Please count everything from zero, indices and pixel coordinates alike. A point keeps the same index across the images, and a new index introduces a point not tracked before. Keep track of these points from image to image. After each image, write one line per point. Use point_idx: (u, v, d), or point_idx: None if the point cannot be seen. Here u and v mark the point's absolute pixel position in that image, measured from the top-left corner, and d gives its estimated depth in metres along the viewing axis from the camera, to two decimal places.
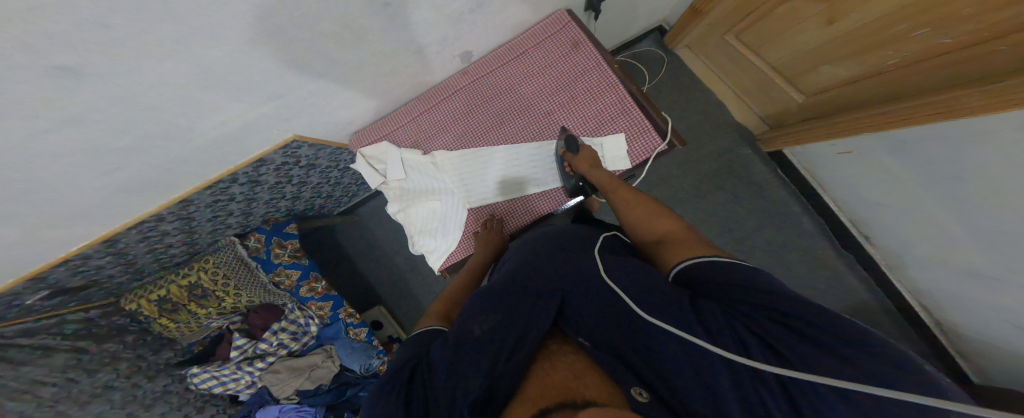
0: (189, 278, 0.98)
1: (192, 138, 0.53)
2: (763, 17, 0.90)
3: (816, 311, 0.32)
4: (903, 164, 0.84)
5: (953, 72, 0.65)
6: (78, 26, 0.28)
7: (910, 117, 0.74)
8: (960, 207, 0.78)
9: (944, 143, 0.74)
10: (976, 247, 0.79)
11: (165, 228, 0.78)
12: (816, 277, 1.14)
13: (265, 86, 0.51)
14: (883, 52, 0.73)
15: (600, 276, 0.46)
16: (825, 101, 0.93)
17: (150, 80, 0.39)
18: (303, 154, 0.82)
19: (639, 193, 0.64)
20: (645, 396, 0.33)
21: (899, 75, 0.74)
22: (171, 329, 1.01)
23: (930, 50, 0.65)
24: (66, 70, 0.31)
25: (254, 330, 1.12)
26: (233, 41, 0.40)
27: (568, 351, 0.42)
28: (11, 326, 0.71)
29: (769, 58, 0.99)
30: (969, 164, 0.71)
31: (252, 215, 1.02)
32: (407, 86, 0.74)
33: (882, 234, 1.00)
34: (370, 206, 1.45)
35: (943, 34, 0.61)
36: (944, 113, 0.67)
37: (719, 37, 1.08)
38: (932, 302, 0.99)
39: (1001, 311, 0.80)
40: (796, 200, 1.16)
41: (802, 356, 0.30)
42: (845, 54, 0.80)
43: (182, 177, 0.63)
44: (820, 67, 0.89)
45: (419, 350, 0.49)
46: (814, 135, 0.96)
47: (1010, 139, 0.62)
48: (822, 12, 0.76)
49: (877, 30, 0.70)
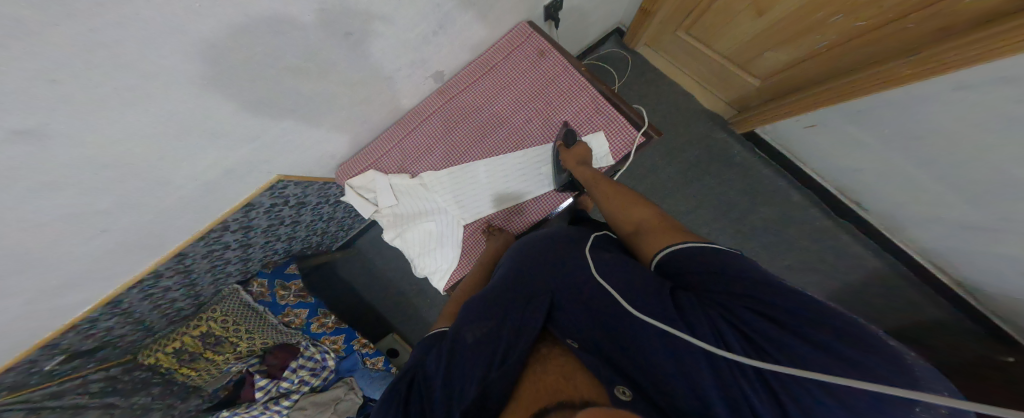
0: (201, 328, 0.98)
1: (173, 189, 0.53)
2: (704, 12, 0.94)
3: (787, 295, 0.33)
4: (863, 131, 0.85)
5: (876, 49, 0.70)
6: (20, 95, 0.27)
7: (845, 92, 0.78)
8: (929, 163, 0.79)
9: (888, 104, 0.76)
10: (956, 197, 0.80)
11: (165, 284, 0.78)
12: (818, 241, 1.14)
13: (236, 130, 0.51)
14: (811, 36, 0.78)
15: (592, 276, 0.47)
16: (777, 84, 0.96)
17: (113, 138, 0.38)
18: (291, 193, 0.82)
19: (625, 188, 0.63)
20: (628, 394, 0.32)
21: (830, 56, 0.78)
22: (193, 377, 1.01)
23: (850, 31, 0.71)
24: (27, 133, 0.31)
25: (273, 369, 1.10)
26: (188, 89, 0.40)
27: (558, 354, 0.41)
28: (42, 389, 0.67)
29: (720, 49, 1.02)
30: (927, 121, 0.73)
31: (251, 261, 1.02)
32: (384, 112, 0.75)
33: (867, 196, 1.01)
34: (366, 236, 1.45)
35: (853, 18, 0.68)
36: (874, 84, 0.71)
37: (671, 34, 1.11)
38: (932, 251, 0.99)
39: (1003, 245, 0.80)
40: (780, 175, 1.17)
41: (779, 347, 0.30)
42: (781, 40, 0.84)
43: (171, 231, 0.63)
44: (764, 54, 0.92)
45: (416, 356, 0.49)
46: (772, 115, 0.99)
47: (947, 95, 0.66)
48: (751, 5, 0.81)
49: (800, 18, 0.76)
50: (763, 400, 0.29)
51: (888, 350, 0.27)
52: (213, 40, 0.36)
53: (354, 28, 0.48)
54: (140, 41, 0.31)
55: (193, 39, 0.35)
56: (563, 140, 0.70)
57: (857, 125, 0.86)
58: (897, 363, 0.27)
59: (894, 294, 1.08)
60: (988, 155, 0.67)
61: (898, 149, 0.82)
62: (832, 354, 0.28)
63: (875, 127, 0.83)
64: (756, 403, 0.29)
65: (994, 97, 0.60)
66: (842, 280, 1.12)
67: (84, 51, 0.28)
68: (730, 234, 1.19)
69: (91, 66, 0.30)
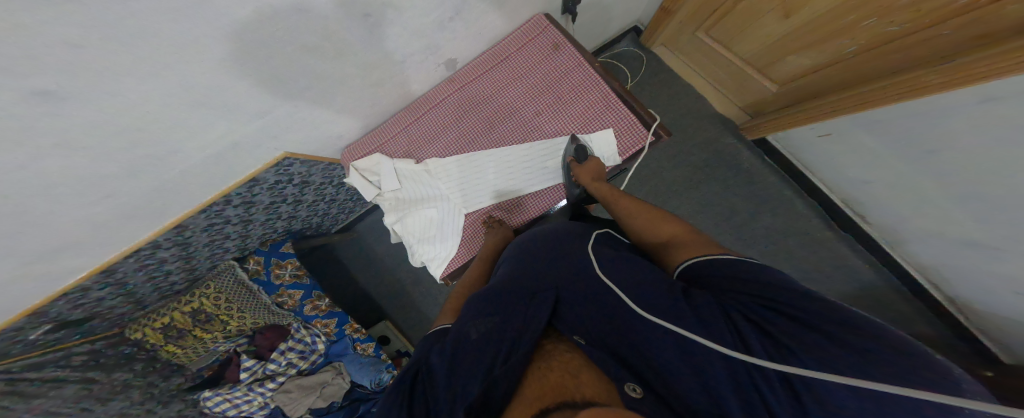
0: (191, 304, 0.97)
1: (181, 159, 0.53)
2: (726, 14, 0.94)
3: (806, 299, 0.33)
4: (879, 141, 0.85)
5: (910, 55, 0.69)
6: (48, 46, 0.27)
7: (874, 100, 0.77)
8: (943, 177, 0.79)
9: (922, 124, 0.75)
10: (967, 218, 0.80)
11: (162, 255, 0.78)
12: (817, 259, 1.15)
13: (247, 104, 0.51)
14: (838, 40, 0.77)
15: (596, 273, 0.48)
16: (799, 89, 0.95)
17: (135, 95, 0.38)
18: (296, 171, 0.82)
19: (641, 201, 0.64)
20: (639, 392, 0.32)
21: (857, 61, 0.78)
22: (177, 354, 1.00)
23: (880, 37, 0.70)
24: (43, 95, 0.31)
25: (261, 351, 1.11)
26: (214, 55, 0.39)
27: (563, 350, 0.41)
28: (23, 360, 0.68)
29: (740, 51, 1.02)
30: (945, 136, 0.73)
31: (249, 237, 1.02)
32: (395, 96, 0.75)
33: (874, 211, 1.01)
34: (366, 222, 1.45)
35: (885, 23, 0.67)
36: (903, 91, 0.71)
37: (690, 34, 1.11)
38: (935, 273, 0.99)
39: (1007, 277, 0.80)
40: (787, 188, 1.17)
41: (800, 347, 0.30)
42: (806, 44, 0.84)
43: (175, 201, 0.63)
44: (787, 58, 0.91)
45: (421, 351, 0.49)
46: (791, 122, 0.98)
47: (974, 106, 0.65)
48: (779, 7, 0.80)
49: (828, 22, 0.75)
50: (779, 400, 0.29)
51: (922, 355, 0.27)
52: (238, 15, 0.36)
53: (373, 10, 0.48)
54: (165, 11, 0.31)
55: (219, 14, 0.35)
56: (574, 155, 0.69)
57: (875, 132, 0.85)
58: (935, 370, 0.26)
59: (891, 317, 1.08)
60: (1009, 174, 0.67)
61: (917, 163, 0.81)
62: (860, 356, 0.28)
63: (895, 138, 0.82)
64: (771, 402, 0.29)
65: (1019, 113, 0.59)
66: (839, 301, 1.12)
67: (109, 18, 0.28)
68: (730, 246, 1.19)
69: (119, 28, 0.30)
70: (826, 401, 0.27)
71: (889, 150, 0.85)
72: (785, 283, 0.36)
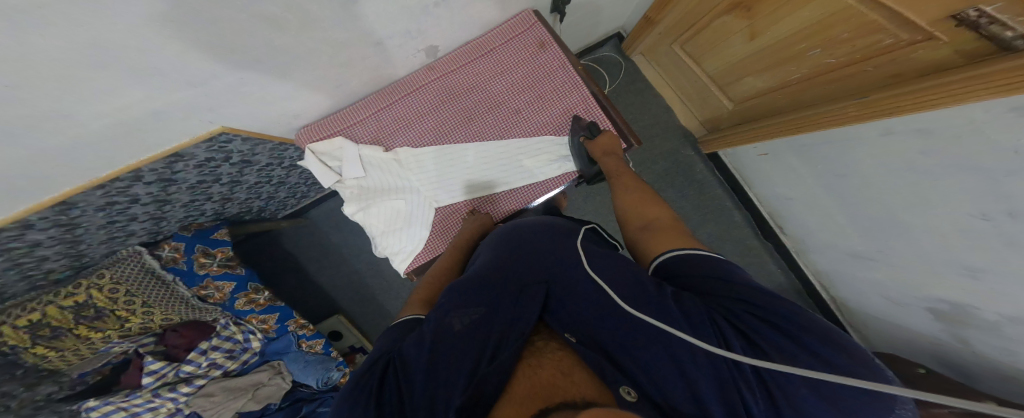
0: (76, 298, 0.78)
1: (76, 124, 0.43)
2: (702, 30, 1.02)
3: (769, 299, 0.38)
4: (803, 163, 1.01)
5: (836, 87, 0.79)
6: None
7: (801, 125, 0.87)
8: (842, 199, 0.94)
9: (828, 143, 0.89)
10: (854, 233, 0.96)
11: (33, 239, 0.63)
12: (744, 260, 1.33)
13: (181, 70, 0.44)
14: (787, 67, 0.87)
15: (583, 265, 0.50)
16: (749, 109, 1.08)
17: (16, 52, 0.30)
18: (235, 148, 0.73)
19: (643, 185, 0.69)
20: (632, 395, 0.36)
21: (801, 87, 0.87)
22: (48, 359, 0.81)
23: (820, 67, 0.79)
24: None
25: (175, 351, 0.98)
26: (143, 13, 0.33)
27: (554, 348, 0.43)
28: None
29: (707, 68, 1.13)
30: (849, 163, 0.87)
31: (165, 220, 0.88)
32: (366, 79, 0.70)
33: (792, 222, 1.20)
34: (321, 209, 1.33)
35: (829, 53, 0.75)
36: (828, 120, 0.79)
37: (668, 46, 1.20)
38: (823, 275, 1.21)
39: (874, 283, 1.00)
40: (727, 196, 1.34)
41: (773, 346, 0.35)
42: (761, 67, 0.94)
43: (68, 170, 0.52)
44: (744, 78, 1.02)
45: (390, 341, 0.51)
46: (742, 137, 1.10)
47: (876, 140, 0.77)
48: (747, 28, 0.89)
49: (784, 48, 0.83)
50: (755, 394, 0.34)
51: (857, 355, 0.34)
52: None
53: None
54: None
55: None
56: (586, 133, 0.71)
57: (801, 157, 1.00)
58: (862, 363, 0.33)
59: None
60: (883, 200, 0.83)
61: (824, 182, 0.97)
62: (814, 353, 0.34)
63: (811, 162, 0.98)
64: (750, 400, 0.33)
65: (905, 148, 0.71)
66: None
67: None
68: None
69: None
70: (795, 386, 0.33)
71: (810, 172, 1.00)
72: (742, 279, 0.42)
